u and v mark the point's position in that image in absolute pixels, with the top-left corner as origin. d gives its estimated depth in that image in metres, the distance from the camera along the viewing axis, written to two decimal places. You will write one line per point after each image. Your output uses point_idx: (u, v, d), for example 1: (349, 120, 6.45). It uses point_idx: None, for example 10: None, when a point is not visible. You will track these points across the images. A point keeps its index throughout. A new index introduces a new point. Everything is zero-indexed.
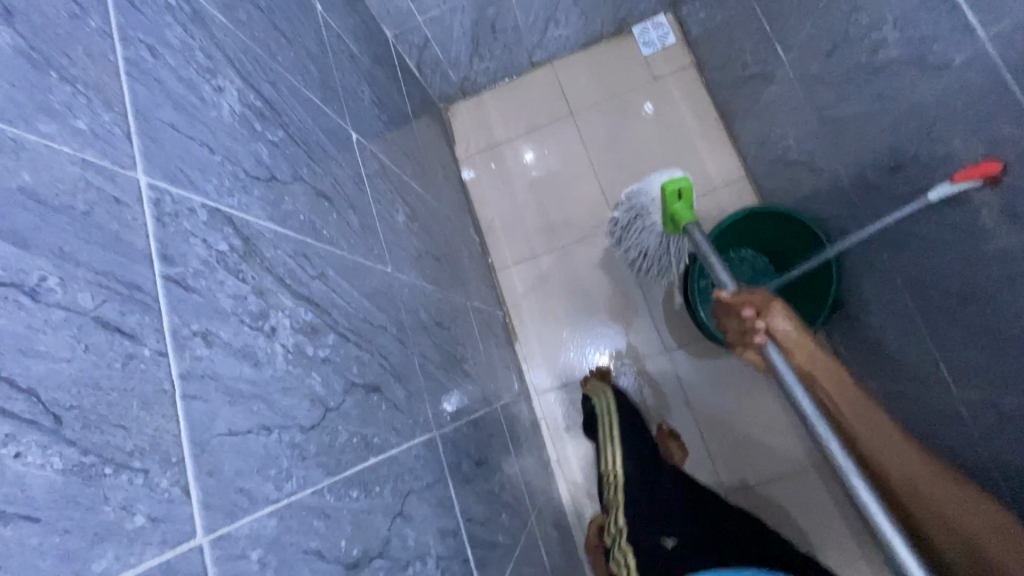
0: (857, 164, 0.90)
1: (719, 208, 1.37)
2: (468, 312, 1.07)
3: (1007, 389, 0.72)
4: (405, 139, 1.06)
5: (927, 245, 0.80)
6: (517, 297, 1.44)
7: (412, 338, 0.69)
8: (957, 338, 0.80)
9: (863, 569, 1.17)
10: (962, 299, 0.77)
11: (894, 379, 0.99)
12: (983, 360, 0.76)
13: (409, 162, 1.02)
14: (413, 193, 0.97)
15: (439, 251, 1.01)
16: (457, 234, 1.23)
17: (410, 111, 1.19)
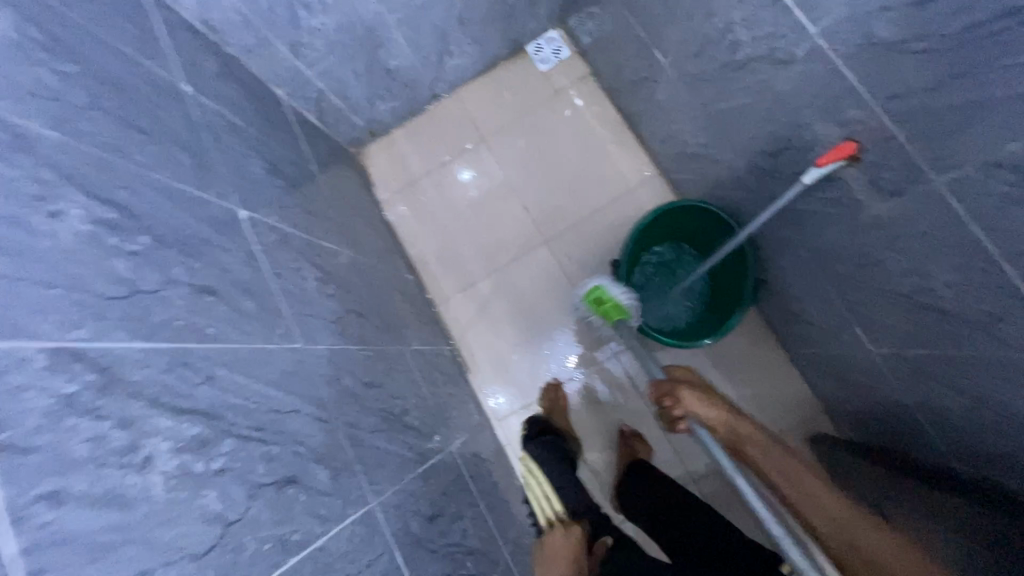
0: (745, 153, 0.94)
1: (640, 208, 1.41)
2: (408, 358, 1.06)
3: (915, 341, 0.78)
4: (313, 197, 1.05)
5: (817, 220, 0.84)
6: (463, 327, 1.43)
7: (336, 410, 0.67)
8: (861, 301, 0.86)
9: None
10: (858, 267, 0.81)
11: (825, 343, 1.05)
12: (889, 319, 0.81)
13: (319, 220, 1.01)
14: (327, 252, 0.95)
15: (365, 304, 1.00)
16: (387, 279, 1.22)
17: (316, 167, 1.18)
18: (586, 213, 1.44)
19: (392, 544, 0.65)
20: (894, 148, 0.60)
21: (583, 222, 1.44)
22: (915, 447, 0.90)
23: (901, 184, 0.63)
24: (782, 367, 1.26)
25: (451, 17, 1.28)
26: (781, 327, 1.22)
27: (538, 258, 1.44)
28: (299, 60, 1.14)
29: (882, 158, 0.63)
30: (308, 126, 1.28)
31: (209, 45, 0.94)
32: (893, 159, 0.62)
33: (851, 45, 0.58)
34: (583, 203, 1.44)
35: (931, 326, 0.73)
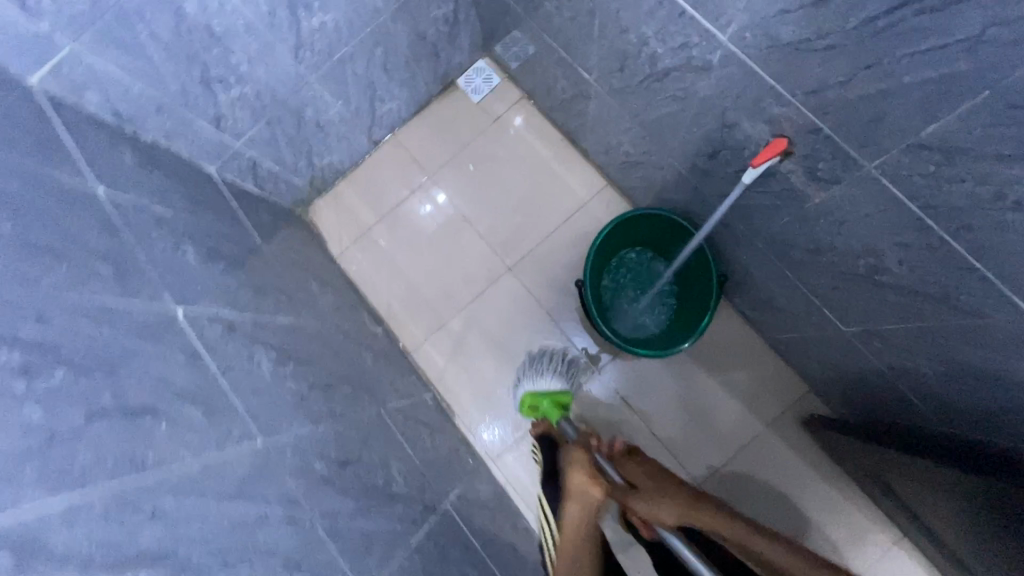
0: (684, 158, 0.95)
1: (596, 220, 1.41)
2: (384, 420, 1.02)
3: (880, 317, 0.78)
4: (261, 270, 1.01)
5: (765, 212, 0.84)
6: (440, 371, 1.39)
7: None
8: (819, 284, 0.86)
9: (841, 502, 1.21)
10: (812, 252, 0.81)
11: (798, 328, 1.06)
12: (852, 299, 0.81)
13: (270, 293, 0.97)
14: (281, 326, 0.91)
15: (331, 373, 0.96)
16: (353, 338, 1.18)
17: (260, 237, 1.14)
18: (543, 234, 1.43)
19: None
20: (822, 140, 0.61)
21: (542, 244, 1.43)
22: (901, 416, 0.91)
23: (835, 173, 0.63)
24: (763, 356, 1.27)
25: (375, 66, 1.26)
26: (753, 316, 1.23)
27: (503, 288, 1.42)
28: (224, 132, 1.11)
29: (812, 150, 0.63)
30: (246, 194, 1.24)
31: (122, 135, 0.90)
32: (823, 151, 0.62)
33: (759, 48, 0.58)
34: (538, 225, 1.43)
35: (890, 301, 0.74)
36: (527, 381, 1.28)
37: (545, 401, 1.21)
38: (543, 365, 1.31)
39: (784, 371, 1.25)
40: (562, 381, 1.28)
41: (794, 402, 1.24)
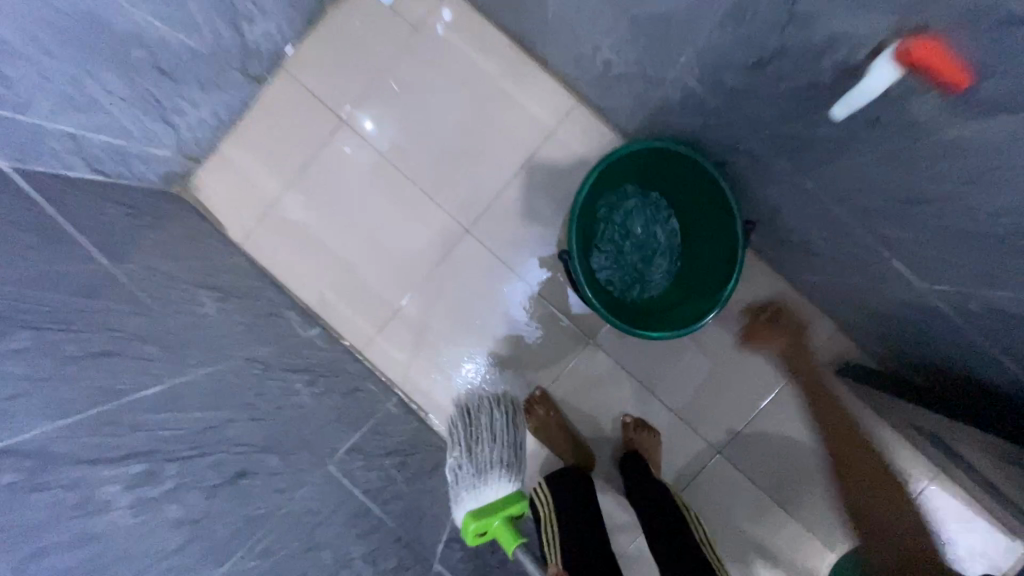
0: (712, 66, 0.68)
1: (570, 153, 1.10)
2: (339, 479, 0.78)
3: (990, 281, 0.59)
4: (126, 311, 0.69)
5: (836, 143, 0.64)
6: (404, 368, 1.14)
7: None
8: (908, 235, 0.65)
9: (876, 451, 1.08)
10: (902, 201, 0.62)
11: (843, 276, 0.85)
12: (950, 256, 0.62)
13: (141, 345, 0.66)
14: (161, 401, 0.63)
15: (252, 439, 0.70)
16: (279, 364, 0.90)
17: (123, 250, 0.81)
18: (504, 181, 1.11)
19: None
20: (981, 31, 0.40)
21: (504, 193, 1.12)
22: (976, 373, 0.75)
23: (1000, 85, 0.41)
24: (785, 300, 1.07)
25: None
26: (775, 255, 1.01)
27: (465, 256, 1.13)
28: (38, 113, 0.71)
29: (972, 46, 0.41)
30: (93, 184, 0.86)
31: None
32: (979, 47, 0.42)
33: None
34: (496, 169, 1.11)
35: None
36: (464, 488, 0.89)
37: (495, 522, 0.84)
38: (486, 453, 0.92)
39: (813, 314, 1.07)
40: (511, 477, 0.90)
41: (823, 344, 1.08)
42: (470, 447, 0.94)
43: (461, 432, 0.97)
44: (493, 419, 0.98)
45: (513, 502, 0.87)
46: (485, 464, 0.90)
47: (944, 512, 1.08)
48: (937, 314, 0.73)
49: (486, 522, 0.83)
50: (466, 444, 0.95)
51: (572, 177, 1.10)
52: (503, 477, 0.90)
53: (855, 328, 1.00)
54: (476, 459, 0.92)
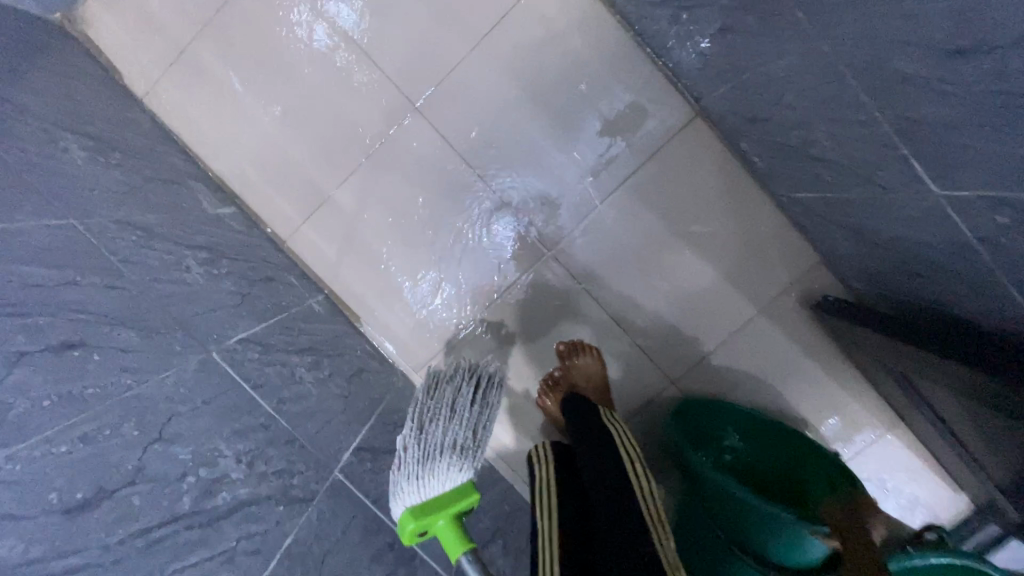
0: None
1: (545, 21, 0.91)
2: (221, 367, 0.65)
3: (1004, 181, 0.47)
4: None
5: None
6: (332, 264, 1.00)
7: None
8: (916, 124, 0.52)
9: (842, 395, 1.00)
10: (909, 76, 0.48)
11: (840, 186, 0.73)
12: (966, 151, 0.49)
13: None
14: None
15: (99, 305, 0.56)
16: (169, 236, 0.75)
17: None
18: (465, 51, 0.93)
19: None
20: None
21: (461, 67, 0.93)
22: (955, 309, 0.68)
23: None
24: (768, 223, 0.96)
25: None
26: (766, 166, 0.87)
27: (410, 141, 0.96)
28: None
29: None
30: None
31: None
32: None
33: None
34: (456, 35, 0.92)
35: None
36: (405, 473, 0.70)
37: (439, 521, 0.68)
38: (439, 431, 0.72)
39: (796, 242, 0.96)
40: (465, 468, 0.71)
41: (803, 277, 0.97)
42: (426, 421, 0.73)
43: (418, 399, 0.76)
44: (459, 394, 0.76)
45: (463, 495, 0.70)
46: (435, 448, 0.71)
47: (892, 466, 1.02)
48: (927, 233, 0.63)
49: (426, 522, 0.67)
50: (424, 413, 0.74)
51: (545, 53, 0.92)
52: (454, 465, 0.71)
53: (841, 260, 0.89)
54: (427, 437, 0.72)
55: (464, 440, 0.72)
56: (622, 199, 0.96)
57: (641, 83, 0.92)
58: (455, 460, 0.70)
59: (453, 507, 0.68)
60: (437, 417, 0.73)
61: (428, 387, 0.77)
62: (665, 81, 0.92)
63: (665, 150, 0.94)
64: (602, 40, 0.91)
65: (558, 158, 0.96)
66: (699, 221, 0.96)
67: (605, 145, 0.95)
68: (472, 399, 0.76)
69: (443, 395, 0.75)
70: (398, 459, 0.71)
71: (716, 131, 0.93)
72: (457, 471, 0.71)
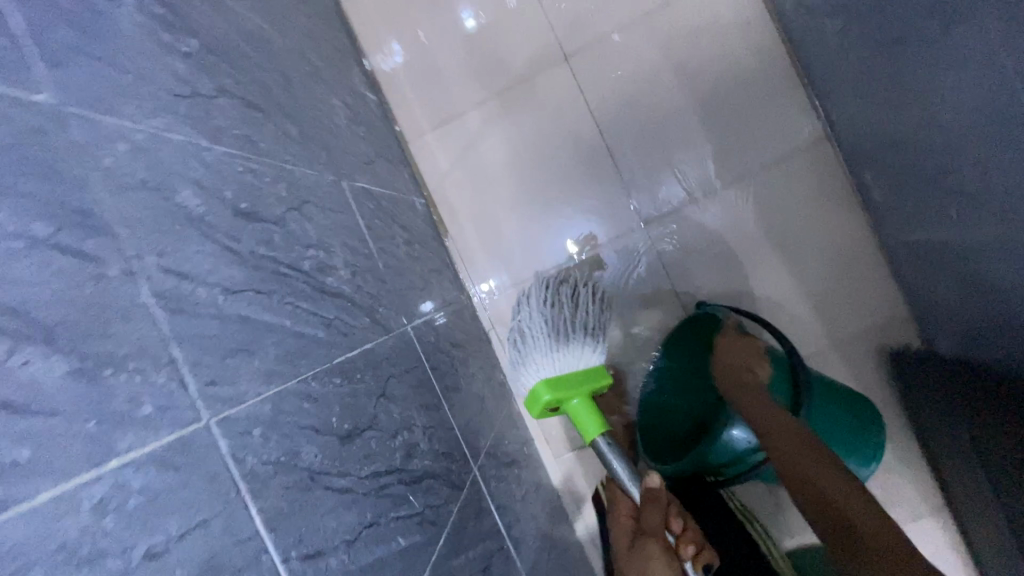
0: None
1: (709, 15, 0.96)
2: (346, 197, 0.70)
3: None
4: None
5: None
6: (441, 177, 1.06)
7: (85, 227, 0.31)
8: None
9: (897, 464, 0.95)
10: None
11: (966, 222, 0.72)
12: None
13: None
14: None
15: (278, 98, 0.63)
16: (328, 84, 0.82)
17: None
18: (626, 20, 0.99)
19: (258, 510, 0.36)
20: None
21: (618, 35, 1.00)
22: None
23: None
24: (868, 262, 0.95)
25: None
26: (886, 200, 0.88)
27: (551, 87, 1.03)
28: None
29: None
30: None
31: None
32: None
33: None
34: (625, 6, 0.99)
35: None
36: (538, 348, 0.72)
37: (575, 399, 0.70)
38: (568, 317, 0.74)
39: (892, 290, 0.95)
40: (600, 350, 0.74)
41: (884, 326, 0.95)
42: (551, 307, 0.74)
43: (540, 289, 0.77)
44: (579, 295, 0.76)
45: (598, 378, 0.73)
46: (566, 330, 0.73)
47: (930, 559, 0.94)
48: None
49: (564, 396, 0.69)
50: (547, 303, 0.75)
51: (698, 42, 0.97)
52: (588, 346, 0.74)
53: (935, 315, 0.87)
54: (557, 320, 0.73)
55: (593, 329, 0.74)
56: (731, 197, 0.99)
57: (781, 94, 0.96)
58: (589, 340, 0.73)
59: (587, 385, 0.71)
60: (565, 307, 0.75)
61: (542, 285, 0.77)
62: (803, 98, 0.95)
63: (786, 164, 0.97)
64: (757, 46, 0.96)
65: (682, 139, 0.99)
66: (800, 241, 0.97)
67: (729, 142, 0.98)
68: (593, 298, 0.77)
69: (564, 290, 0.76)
70: (525, 334, 0.73)
71: (841, 159, 0.95)
72: (589, 352, 0.74)
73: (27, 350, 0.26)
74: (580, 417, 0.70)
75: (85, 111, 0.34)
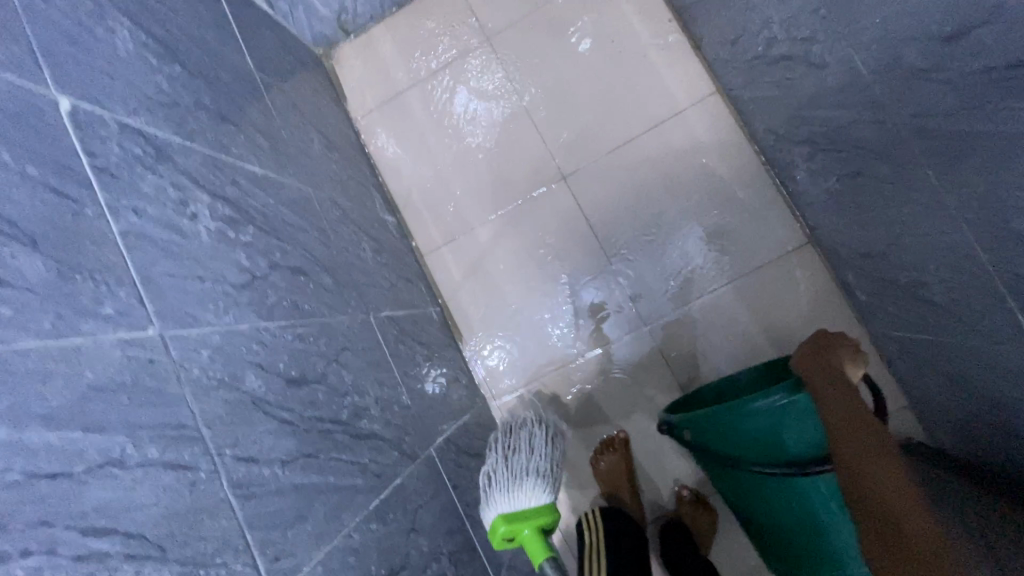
0: (869, 54, 0.65)
1: (690, 137, 1.08)
2: (374, 331, 0.78)
3: None
4: (246, 116, 0.73)
5: (964, 164, 0.60)
6: (455, 286, 1.15)
7: (185, 441, 0.38)
8: (1013, 285, 0.59)
9: None
10: (1015, 236, 0.56)
11: (940, 330, 0.79)
12: None
13: (242, 137, 0.69)
14: (253, 184, 0.65)
15: (316, 255, 0.72)
16: (355, 222, 0.93)
17: (260, 66, 0.86)
18: (615, 143, 1.11)
19: None
20: None
21: (611, 156, 1.11)
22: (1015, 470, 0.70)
23: None
24: (861, 354, 1.01)
25: None
26: (869, 300, 0.95)
27: (551, 202, 1.13)
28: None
29: None
30: (259, 21, 0.95)
31: None
32: None
33: None
34: (615, 131, 1.11)
35: None
36: (497, 488, 0.76)
37: (526, 530, 0.72)
38: (523, 459, 0.77)
39: (887, 381, 0.99)
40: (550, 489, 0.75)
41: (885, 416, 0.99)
42: (509, 454, 0.79)
43: (500, 439, 0.83)
44: (533, 436, 0.81)
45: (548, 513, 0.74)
46: (521, 471, 0.76)
47: None
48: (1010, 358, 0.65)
49: (516, 528, 0.72)
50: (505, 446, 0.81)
51: (683, 160, 1.08)
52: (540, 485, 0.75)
53: (929, 408, 0.91)
54: (512, 464, 0.77)
55: (546, 469, 0.76)
56: (725, 298, 1.06)
57: (761, 203, 1.05)
58: (541, 480, 0.75)
59: (537, 520, 0.72)
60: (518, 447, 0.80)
61: (505, 431, 0.85)
62: (781, 206, 1.05)
63: (773, 265, 1.04)
64: (736, 162, 1.06)
65: (675, 245, 1.08)
66: (793, 337, 1.03)
67: (718, 247, 1.06)
68: (545, 440, 0.81)
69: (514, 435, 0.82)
70: (489, 476, 0.76)
71: (823, 260, 1.03)
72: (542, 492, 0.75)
73: (147, 567, 0.33)
74: (533, 551, 0.72)
75: (177, 330, 0.42)
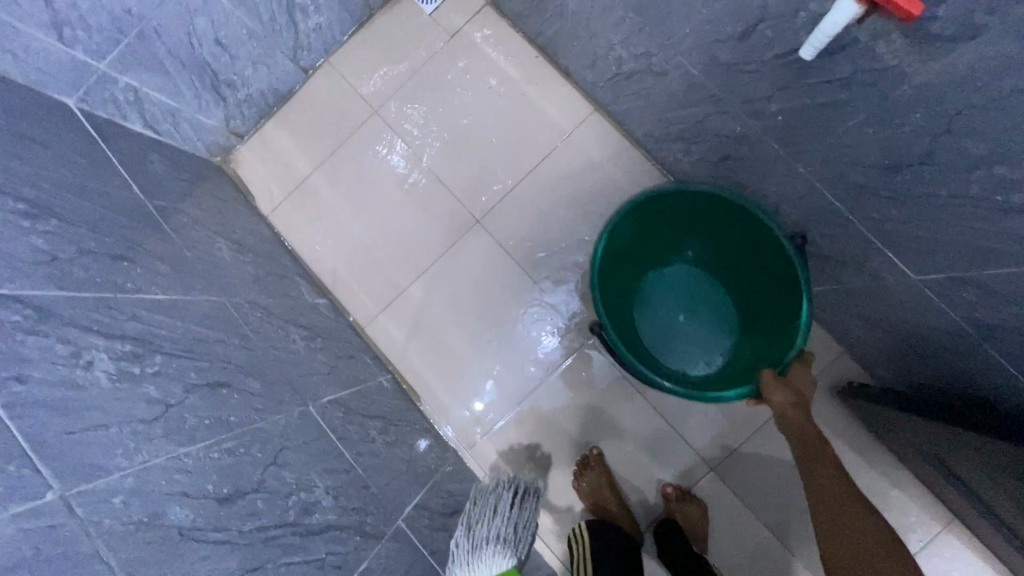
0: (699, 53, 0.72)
1: (584, 155, 1.14)
2: (316, 419, 0.79)
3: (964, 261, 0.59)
4: (140, 246, 0.74)
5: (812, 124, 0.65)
6: (401, 349, 1.16)
7: None
8: (892, 220, 0.65)
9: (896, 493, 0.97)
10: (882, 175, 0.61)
11: (838, 278, 0.85)
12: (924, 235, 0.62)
13: (138, 267, 0.70)
14: (156, 311, 0.66)
15: (238, 362, 0.72)
16: (280, 316, 0.94)
17: (151, 193, 0.88)
18: (518, 177, 1.16)
19: None
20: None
21: (518, 190, 1.16)
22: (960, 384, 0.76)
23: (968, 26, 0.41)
24: None
25: None
26: None
27: (473, 246, 1.16)
28: (127, 75, 0.93)
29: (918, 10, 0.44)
30: (144, 148, 0.97)
31: None
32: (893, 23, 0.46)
33: None
34: (516, 167, 1.16)
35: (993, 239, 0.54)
36: (458, 562, 0.76)
37: None
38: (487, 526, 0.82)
39: None
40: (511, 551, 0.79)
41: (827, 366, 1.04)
42: (473, 522, 0.83)
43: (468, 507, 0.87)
44: (499, 499, 0.87)
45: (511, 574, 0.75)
46: (483, 539, 0.80)
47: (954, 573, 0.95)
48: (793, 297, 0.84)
49: None
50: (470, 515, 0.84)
51: (582, 178, 1.14)
52: (500, 552, 0.79)
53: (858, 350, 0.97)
54: (477, 531, 0.81)
55: (507, 534, 0.81)
56: None
57: None
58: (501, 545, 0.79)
59: None
60: (484, 514, 0.85)
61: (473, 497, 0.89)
62: None
63: None
64: (631, 168, 1.13)
65: None
66: None
67: None
68: (510, 502, 0.86)
69: (483, 500, 0.88)
70: (453, 549, 0.78)
71: None
72: (503, 558, 0.78)
73: None
74: None
75: (81, 485, 0.43)
